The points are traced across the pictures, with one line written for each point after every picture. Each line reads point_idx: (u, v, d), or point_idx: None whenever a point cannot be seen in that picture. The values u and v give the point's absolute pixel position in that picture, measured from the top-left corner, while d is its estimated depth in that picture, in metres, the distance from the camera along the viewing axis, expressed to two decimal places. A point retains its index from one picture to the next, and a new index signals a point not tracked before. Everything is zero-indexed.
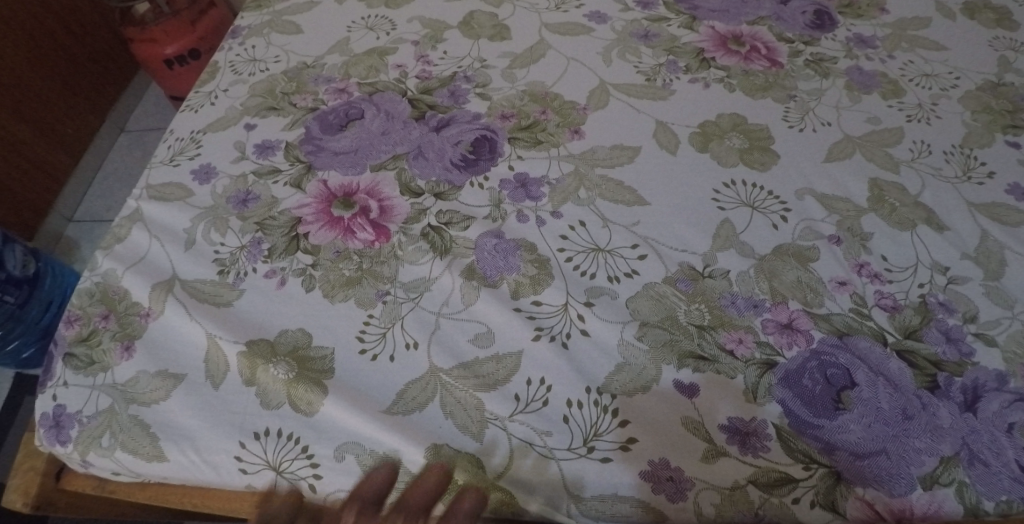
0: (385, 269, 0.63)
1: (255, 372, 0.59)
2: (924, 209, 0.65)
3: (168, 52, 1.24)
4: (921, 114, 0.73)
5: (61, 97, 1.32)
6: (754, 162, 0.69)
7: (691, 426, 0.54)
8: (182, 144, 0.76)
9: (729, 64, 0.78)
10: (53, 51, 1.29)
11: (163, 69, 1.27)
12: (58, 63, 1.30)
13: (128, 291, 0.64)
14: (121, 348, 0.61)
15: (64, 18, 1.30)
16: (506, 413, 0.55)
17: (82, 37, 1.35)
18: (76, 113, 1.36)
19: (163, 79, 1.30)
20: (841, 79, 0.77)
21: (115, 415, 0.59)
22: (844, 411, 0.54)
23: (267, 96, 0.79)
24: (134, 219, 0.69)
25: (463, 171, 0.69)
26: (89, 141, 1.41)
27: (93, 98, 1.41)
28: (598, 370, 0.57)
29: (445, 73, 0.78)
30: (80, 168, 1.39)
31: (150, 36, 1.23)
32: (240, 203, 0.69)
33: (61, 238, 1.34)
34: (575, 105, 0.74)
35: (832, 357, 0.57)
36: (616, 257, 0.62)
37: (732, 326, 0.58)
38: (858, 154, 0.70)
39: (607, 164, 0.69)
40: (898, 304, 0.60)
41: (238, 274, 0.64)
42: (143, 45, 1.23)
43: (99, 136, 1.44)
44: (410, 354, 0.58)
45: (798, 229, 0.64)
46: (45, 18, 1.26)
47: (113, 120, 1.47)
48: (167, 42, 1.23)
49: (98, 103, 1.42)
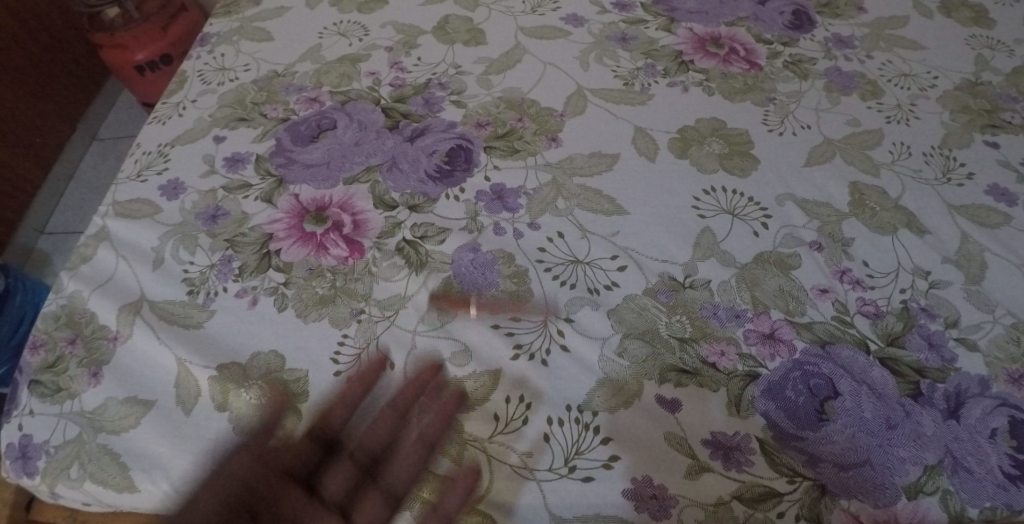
0: (360, 286, 0.61)
1: (227, 397, 0.57)
2: (904, 213, 0.65)
3: (139, 59, 1.21)
4: (900, 115, 0.73)
5: (28, 106, 1.28)
6: (734, 167, 0.68)
7: (674, 442, 0.53)
8: (150, 157, 0.73)
9: (707, 67, 0.77)
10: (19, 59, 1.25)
11: (134, 76, 1.23)
12: (26, 71, 1.27)
13: (94, 314, 0.62)
14: (88, 374, 0.59)
15: (31, 24, 1.26)
16: (486, 433, 0.54)
17: (50, 43, 1.32)
18: (45, 122, 1.33)
19: (133, 85, 1.27)
20: (820, 80, 0.76)
21: (84, 444, 0.57)
22: (827, 422, 0.54)
23: (237, 106, 0.77)
24: (100, 237, 0.67)
25: (439, 182, 0.67)
26: (59, 151, 1.37)
27: (62, 106, 1.37)
28: (579, 387, 0.56)
29: (420, 80, 0.76)
30: (52, 179, 1.36)
31: (120, 42, 1.19)
32: (209, 219, 0.67)
33: (32, 252, 1.30)
34: (552, 111, 0.73)
35: (815, 367, 0.56)
36: (595, 269, 0.61)
37: (714, 338, 0.58)
38: (838, 157, 0.69)
39: (586, 172, 0.68)
40: (880, 311, 0.59)
41: (209, 294, 0.62)
42: (113, 51, 1.20)
43: (70, 145, 1.40)
44: (386, 376, 0.57)
45: (779, 236, 0.63)
46: (11, 26, 1.22)
47: (84, 128, 1.44)
48: (138, 48, 1.20)
49: (67, 111, 1.39)
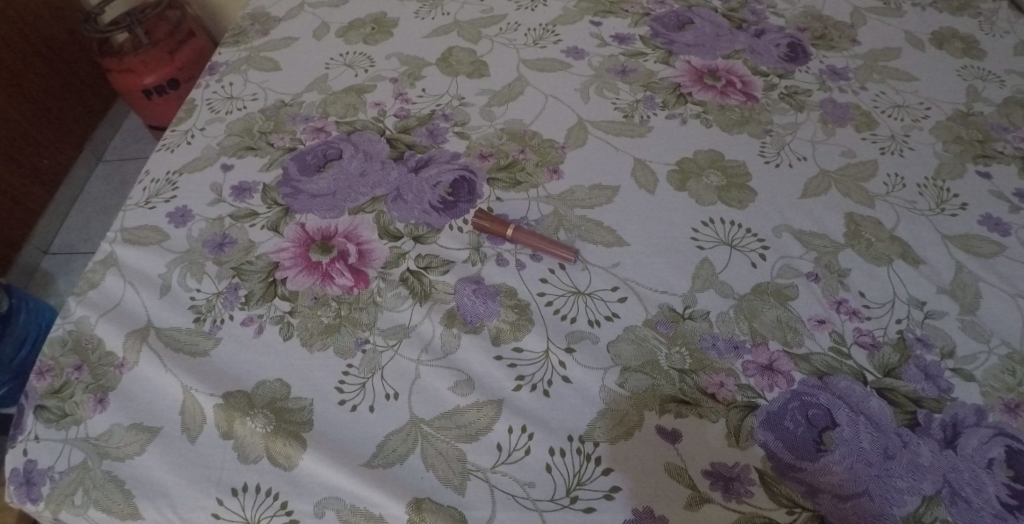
0: (364, 315, 0.62)
1: (232, 425, 0.58)
2: (899, 244, 0.66)
3: (147, 82, 1.23)
4: (894, 146, 0.74)
5: (36, 129, 1.30)
6: (732, 199, 0.69)
7: (675, 472, 0.54)
8: (158, 184, 0.74)
9: (705, 99, 0.78)
10: (28, 83, 1.27)
11: (143, 99, 1.26)
12: (35, 95, 1.29)
13: (101, 340, 0.63)
14: (94, 401, 0.60)
15: (41, 49, 1.29)
16: (488, 464, 0.55)
17: (59, 68, 1.34)
18: (52, 145, 1.34)
19: (142, 109, 1.29)
20: (815, 112, 0.78)
21: (89, 471, 0.57)
22: (826, 453, 0.55)
23: (245, 135, 0.78)
24: (108, 264, 0.68)
25: (442, 213, 0.68)
26: (65, 173, 1.39)
27: (69, 129, 1.39)
28: (580, 418, 0.56)
29: (424, 111, 0.78)
30: (57, 202, 1.37)
31: (129, 66, 1.21)
32: (216, 247, 0.68)
33: (36, 272, 1.31)
34: (553, 143, 0.74)
35: (813, 398, 0.57)
36: (597, 300, 0.62)
37: (713, 369, 0.58)
38: (834, 189, 0.70)
39: (587, 204, 0.69)
40: (876, 342, 0.60)
41: (215, 321, 0.63)
42: (122, 75, 1.22)
43: (75, 168, 1.41)
44: (391, 405, 0.57)
45: (776, 267, 0.64)
46: (20, 51, 1.24)
47: (90, 151, 1.45)
48: (146, 72, 1.22)
49: (74, 134, 1.41)
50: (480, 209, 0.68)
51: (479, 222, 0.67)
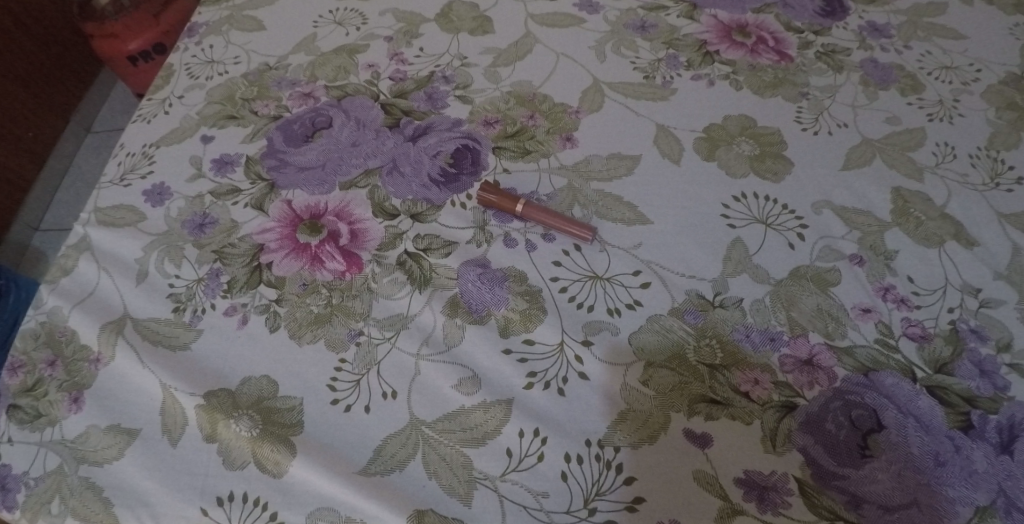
0: (357, 304, 0.56)
1: (216, 427, 0.52)
2: (951, 223, 0.60)
3: (131, 49, 1.12)
4: (943, 113, 0.67)
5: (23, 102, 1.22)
6: (766, 171, 0.62)
7: (704, 481, 0.49)
8: (134, 159, 0.68)
9: (734, 58, 0.71)
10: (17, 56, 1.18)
11: (127, 66, 1.16)
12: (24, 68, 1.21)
13: (75, 333, 0.57)
14: (69, 399, 0.55)
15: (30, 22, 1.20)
16: (497, 472, 0.49)
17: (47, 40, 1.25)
18: (39, 117, 1.26)
19: (128, 78, 1.19)
20: (856, 73, 0.70)
21: (65, 477, 0.52)
22: (871, 459, 0.49)
23: (226, 103, 0.71)
24: (80, 248, 0.61)
25: (443, 187, 0.62)
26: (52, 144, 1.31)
27: (58, 99, 1.31)
28: (598, 419, 0.51)
29: (422, 73, 0.71)
30: (45, 174, 1.30)
31: (111, 31, 1.11)
32: (196, 228, 0.62)
33: (26, 250, 1.25)
34: (566, 107, 0.67)
35: (857, 397, 0.51)
36: (617, 286, 0.56)
37: (746, 364, 0.53)
38: (879, 159, 0.63)
39: (604, 177, 0.62)
40: (927, 333, 0.54)
41: (195, 311, 0.57)
42: (105, 41, 1.12)
43: (62, 138, 1.33)
44: (389, 405, 0.52)
45: (816, 248, 0.58)
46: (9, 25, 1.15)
47: (78, 121, 1.37)
48: (130, 37, 1.11)
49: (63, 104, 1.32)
50: (485, 182, 0.61)
51: (484, 199, 0.60)
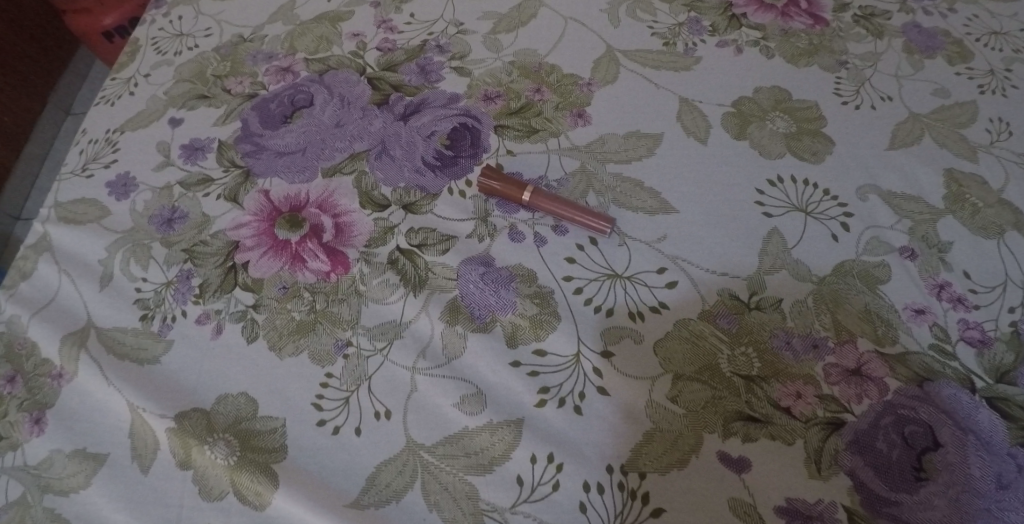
0: (344, 310, 0.50)
1: (190, 453, 0.47)
2: (1010, 210, 0.53)
3: (107, 24, 1.01)
4: (996, 84, 0.60)
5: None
6: (803, 150, 0.56)
7: (739, 511, 0.43)
8: (96, 146, 0.60)
9: (763, 22, 0.63)
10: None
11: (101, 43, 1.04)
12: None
13: (35, 346, 0.51)
14: (30, 421, 0.49)
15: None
16: (507, 503, 0.44)
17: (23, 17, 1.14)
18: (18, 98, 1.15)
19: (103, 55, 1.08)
20: (898, 39, 0.63)
21: (28, 508, 0.46)
22: (927, 483, 0.43)
23: (197, 80, 0.63)
24: (39, 248, 0.55)
25: (439, 173, 0.55)
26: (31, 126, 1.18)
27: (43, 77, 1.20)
28: (619, 441, 0.45)
29: (413, 42, 0.63)
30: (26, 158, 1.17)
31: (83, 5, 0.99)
32: (164, 224, 0.55)
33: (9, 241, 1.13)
34: (576, 80, 0.60)
35: (911, 412, 0.45)
36: (638, 286, 0.50)
37: (787, 375, 0.47)
38: (928, 138, 0.56)
39: (621, 158, 0.56)
40: (987, 337, 0.48)
41: (165, 319, 0.51)
42: (77, 16, 1.00)
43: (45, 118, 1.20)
44: (384, 427, 0.46)
45: (862, 240, 0.51)
46: None
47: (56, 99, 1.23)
48: (105, 11, 1.00)
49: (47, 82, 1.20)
50: (486, 166, 0.54)
51: (485, 187, 0.53)
